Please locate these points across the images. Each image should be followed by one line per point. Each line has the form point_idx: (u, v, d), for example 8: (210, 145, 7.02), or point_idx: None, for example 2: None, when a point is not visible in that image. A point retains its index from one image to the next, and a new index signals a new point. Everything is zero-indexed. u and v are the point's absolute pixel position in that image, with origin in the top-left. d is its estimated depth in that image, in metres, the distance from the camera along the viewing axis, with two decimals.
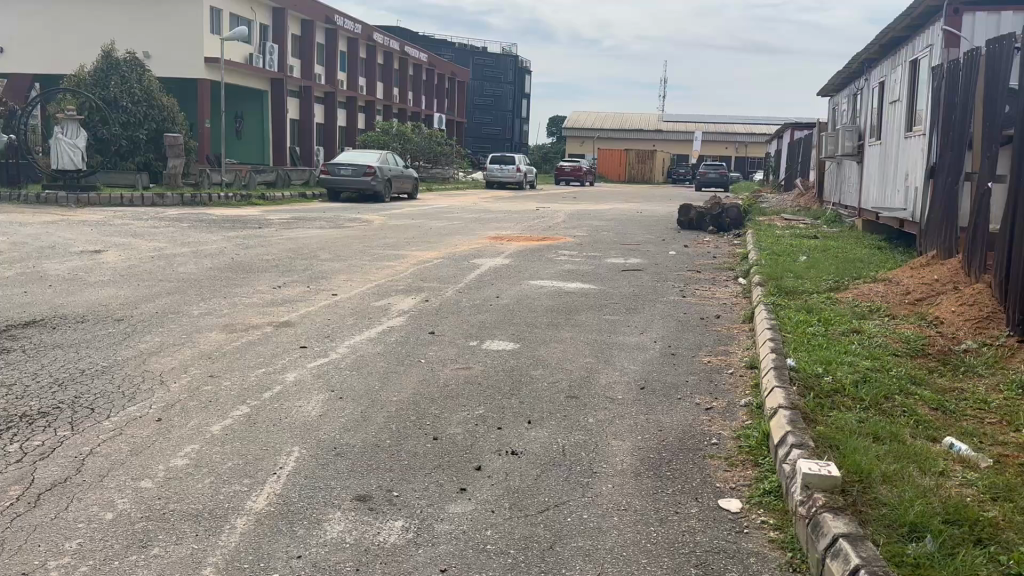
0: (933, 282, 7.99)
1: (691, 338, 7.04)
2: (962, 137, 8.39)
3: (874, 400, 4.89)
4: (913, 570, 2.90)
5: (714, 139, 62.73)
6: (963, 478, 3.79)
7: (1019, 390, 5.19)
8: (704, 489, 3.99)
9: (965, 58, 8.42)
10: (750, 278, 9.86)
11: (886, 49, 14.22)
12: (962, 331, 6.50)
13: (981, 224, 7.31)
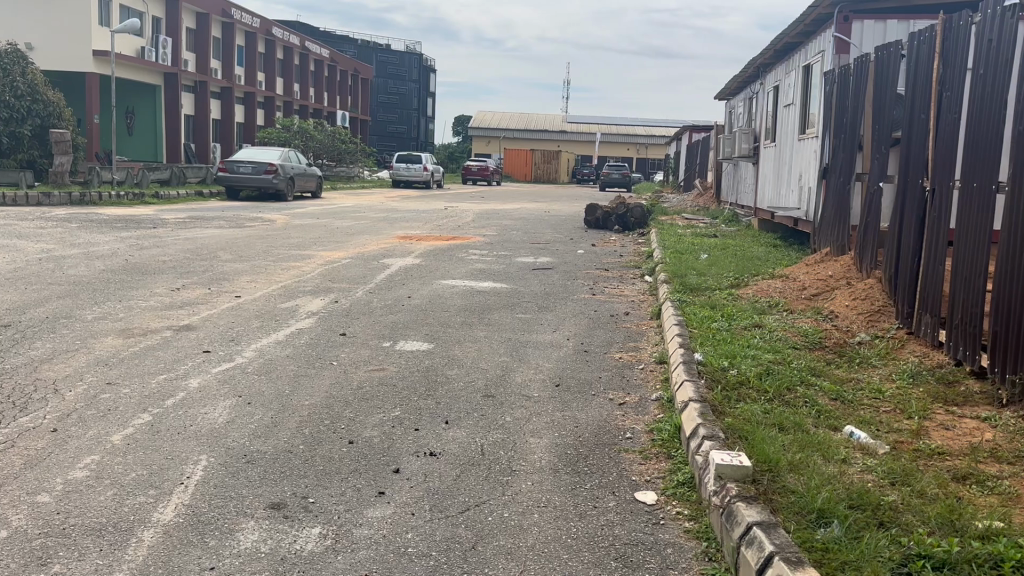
0: (827, 278, 8.38)
1: (602, 335, 7.15)
2: (853, 139, 8.82)
3: (778, 391, 5.08)
4: (823, 555, 3.02)
5: (617, 140, 64.03)
6: (864, 464, 3.99)
7: (909, 379, 5.50)
8: (621, 483, 4.06)
9: (855, 64, 8.85)
10: (656, 275, 10.09)
11: (780, 55, 14.77)
12: (855, 324, 6.83)
13: (872, 222, 7.70)
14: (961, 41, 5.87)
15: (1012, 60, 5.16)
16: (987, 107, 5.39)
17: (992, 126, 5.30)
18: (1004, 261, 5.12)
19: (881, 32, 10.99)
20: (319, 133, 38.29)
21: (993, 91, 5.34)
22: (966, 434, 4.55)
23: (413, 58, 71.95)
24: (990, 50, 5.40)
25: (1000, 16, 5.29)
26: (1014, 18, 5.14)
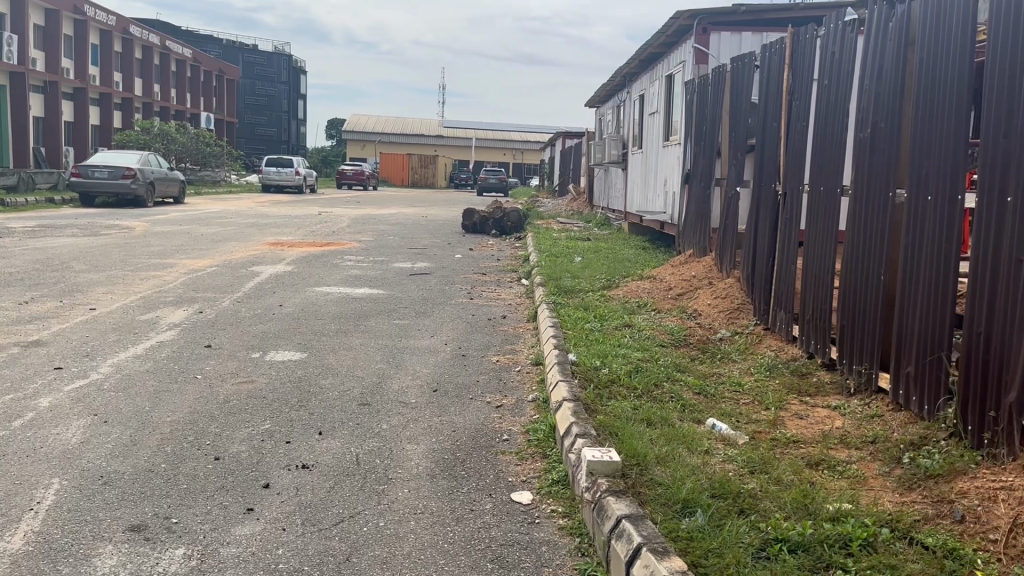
0: (691, 278, 8.75)
1: (479, 339, 7.18)
2: (712, 146, 9.24)
3: (646, 387, 5.26)
4: (687, 543, 3.15)
5: (493, 145, 64.57)
6: (726, 454, 4.18)
7: (767, 372, 5.81)
8: (497, 485, 4.08)
9: (713, 74, 9.30)
10: (532, 278, 10.24)
11: (644, 65, 15.32)
12: (717, 321, 7.17)
13: (731, 224, 8.10)
14: (807, 54, 6.27)
15: (852, 72, 5.56)
16: (831, 116, 5.78)
17: (835, 134, 5.68)
18: (849, 260, 5.50)
19: (736, 43, 11.63)
20: (182, 136, 36.68)
21: (836, 100, 5.73)
22: (817, 422, 4.85)
23: (282, 60, 70.11)
24: (833, 63, 5.79)
25: (841, 31, 5.69)
26: (853, 33, 5.53)
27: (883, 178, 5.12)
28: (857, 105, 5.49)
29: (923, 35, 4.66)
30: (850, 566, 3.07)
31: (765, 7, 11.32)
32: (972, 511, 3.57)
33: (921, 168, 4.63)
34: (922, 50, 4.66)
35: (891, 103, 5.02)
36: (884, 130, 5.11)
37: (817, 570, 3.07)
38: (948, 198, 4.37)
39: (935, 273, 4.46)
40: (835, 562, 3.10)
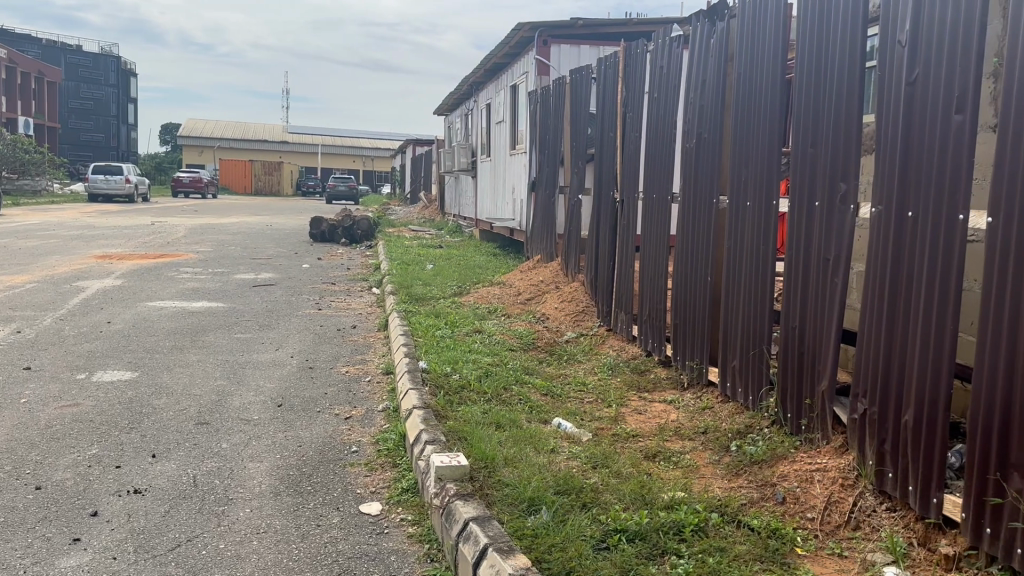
0: (539, 283, 8.97)
1: (327, 350, 7.06)
2: (555, 155, 9.51)
3: (495, 391, 5.34)
4: (532, 540, 3.24)
5: (342, 152, 63.48)
6: (570, 452, 4.33)
7: (609, 371, 6.06)
8: (344, 498, 4.03)
9: (553, 85, 9.57)
10: (382, 287, 10.15)
11: (489, 75, 15.58)
12: (564, 324, 7.40)
13: (574, 230, 8.38)
14: (639, 67, 6.58)
15: (678, 85, 5.89)
16: (661, 127, 6.10)
17: (665, 143, 6.00)
18: (680, 263, 5.83)
19: (576, 55, 12.02)
20: None
21: (665, 112, 6.05)
22: (655, 416, 5.11)
23: (110, 61, 65.97)
24: (662, 76, 6.11)
25: (668, 46, 6.01)
26: (679, 48, 5.86)
27: (709, 186, 5.45)
28: (684, 116, 5.83)
29: (741, 52, 5.01)
30: (684, 551, 3.26)
31: (601, 21, 11.75)
32: (792, 492, 3.90)
33: (742, 176, 4.97)
34: (740, 66, 5.01)
35: (713, 115, 5.37)
36: (708, 140, 5.45)
37: (654, 556, 3.24)
38: (765, 203, 4.72)
39: (755, 272, 4.80)
40: (669, 548, 3.28)
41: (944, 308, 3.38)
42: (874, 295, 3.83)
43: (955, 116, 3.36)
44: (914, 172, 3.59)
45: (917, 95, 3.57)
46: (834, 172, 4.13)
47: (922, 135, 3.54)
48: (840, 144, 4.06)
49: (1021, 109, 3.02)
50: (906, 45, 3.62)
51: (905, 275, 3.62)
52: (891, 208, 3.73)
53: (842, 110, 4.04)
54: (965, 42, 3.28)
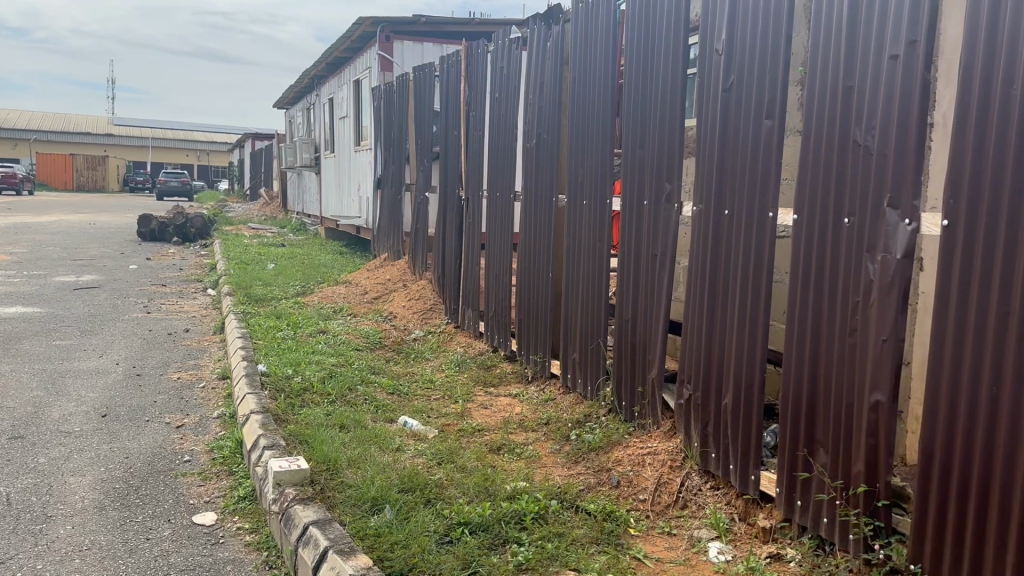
0: (385, 282, 8.90)
1: (158, 356, 6.70)
2: (399, 153, 9.45)
3: (339, 392, 5.26)
4: (375, 540, 3.23)
5: (176, 147, 60.19)
6: (415, 449, 4.35)
7: (456, 367, 6.11)
8: (177, 509, 3.86)
9: (397, 82, 9.50)
10: (219, 288, 9.74)
11: (330, 69, 15.26)
12: (411, 322, 7.39)
13: (420, 228, 8.39)
14: (479, 67, 6.64)
15: (518, 86, 5.99)
16: (502, 126, 6.19)
17: (506, 143, 6.10)
18: (524, 259, 5.97)
19: (419, 51, 12.00)
20: None
21: (506, 112, 6.14)
22: (500, 410, 5.21)
23: None
24: (502, 76, 6.19)
25: (508, 47, 6.09)
26: (518, 49, 5.95)
27: (549, 184, 5.59)
28: (524, 117, 5.94)
29: (576, 55, 5.16)
30: (524, 539, 3.36)
31: (444, 19, 11.78)
32: (625, 476, 4.09)
33: (579, 175, 5.15)
34: (576, 69, 5.17)
35: (551, 115, 5.51)
36: (547, 140, 5.59)
37: (495, 546, 3.31)
38: (600, 202, 4.92)
39: (592, 268, 4.99)
40: (511, 537, 3.36)
41: (757, 298, 3.66)
42: (698, 288, 4.10)
43: (766, 120, 3.63)
44: (731, 173, 3.86)
45: (733, 101, 3.83)
46: (660, 172, 4.36)
47: (739, 138, 3.80)
48: (666, 145, 4.28)
49: (820, 115, 3.35)
50: (724, 53, 3.87)
51: (723, 269, 3.90)
52: (711, 206, 4.00)
53: (668, 113, 4.26)
54: (773, 52, 3.55)
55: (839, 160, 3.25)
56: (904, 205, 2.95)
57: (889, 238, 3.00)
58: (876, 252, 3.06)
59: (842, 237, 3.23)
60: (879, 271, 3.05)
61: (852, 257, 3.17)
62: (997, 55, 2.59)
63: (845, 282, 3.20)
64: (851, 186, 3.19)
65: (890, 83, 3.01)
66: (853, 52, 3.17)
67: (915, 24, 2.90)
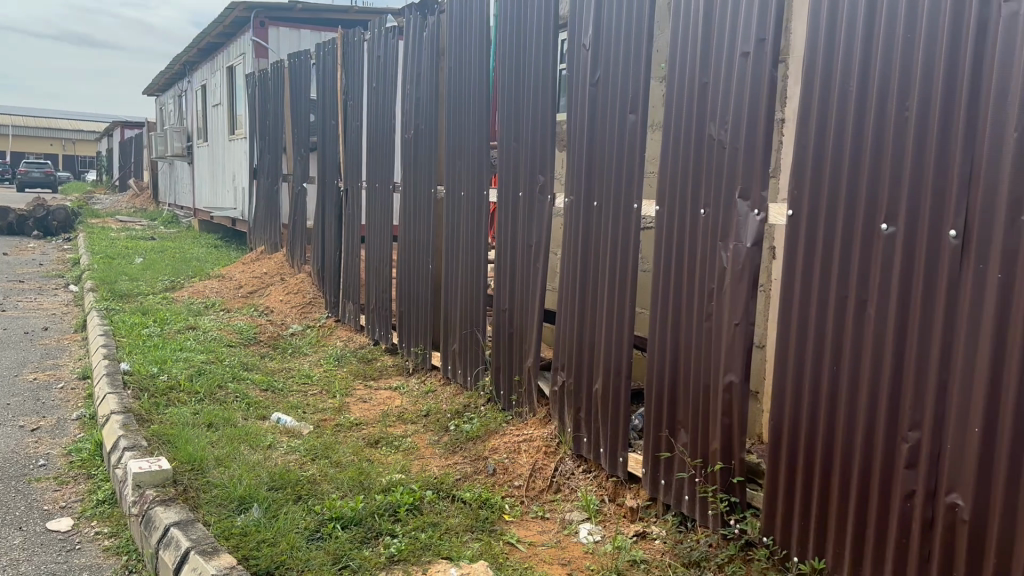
0: (261, 275, 8.67)
1: (11, 356, 6.29)
2: (275, 143, 9.20)
3: (208, 390, 5.09)
4: (240, 539, 3.16)
5: (37, 135, 56.48)
6: (288, 446, 4.26)
7: (334, 361, 6.02)
8: (29, 516, 3.65)
9: (271, 70, 9.23)
10: (81, 285, 9.22)
11: (203, 55, 14.67)
12: (290, 316, 7.23)
13: (298, 220, 8.20)
14: (355, 55, 6.52)
15: (394, 76, 5.92)
16: (379, 116, 6.12)
17: (384, 134, 6.02)
18: (403, 251, 5.93)
19: (296, 38, 11.71)
20: None
21: (383, 102, 6.07)
22: (379, 404, 5.18)
23: None
24: (378, 66, 6.09)
25: (383, 37, 6.01)
26: (394, 38, 5.87)
27: (426, 176, 5.56)
28: (401, 107, 5.88)
29: (451, 47, 5.14)
30: (397, 530, 3.35)
31: (321, 6, 11.54)
32: (501, 464, 4.15)
33: (455, 168, 5.14)
34: (450, 61, 5.15)
35: (427, 106, 5.48)
36: (423, 131, 5.55)
37: (368, 540, 3.29)
38: (476, 193, 4.93)
39: (469, 259, 5.00)
40: (383, 530, 3.35)
41: (624, 287, 3.77)
42: (570, 277, 4.20)
43: (630, 115, 3.73)
44: (599, 166, 3.95)
45: (601, 95, 3.92)
46: (533, 164, 4.40)
47: (606, 131, 3.90)
48: (538, 137, 4.33)
49: (680, 109, 3.48)
50: (590, 48, 3.96)
51: (593, 259, 4.01)
52: (581, 197, 4.09)
53: (539, 107, 4.31)
54: (636, 48, 3.64)
55: (697, 153, 3.39)
56: (754, 196, 3.11)
57: (740, 227, 3.16)
58: (729, 241, 3.22)
59: (700, 227, 3.38)
60: (732, 259, 3.21)
61: (709, 247, 3.33)
62: (836, 55, 2.76)
63: (703, 270, 3.36)
64: (708, 178, 3.34)
65: (741, 80, 3.15)
66: (708, 50, 3.31)
67: (763, 22, 3.04)
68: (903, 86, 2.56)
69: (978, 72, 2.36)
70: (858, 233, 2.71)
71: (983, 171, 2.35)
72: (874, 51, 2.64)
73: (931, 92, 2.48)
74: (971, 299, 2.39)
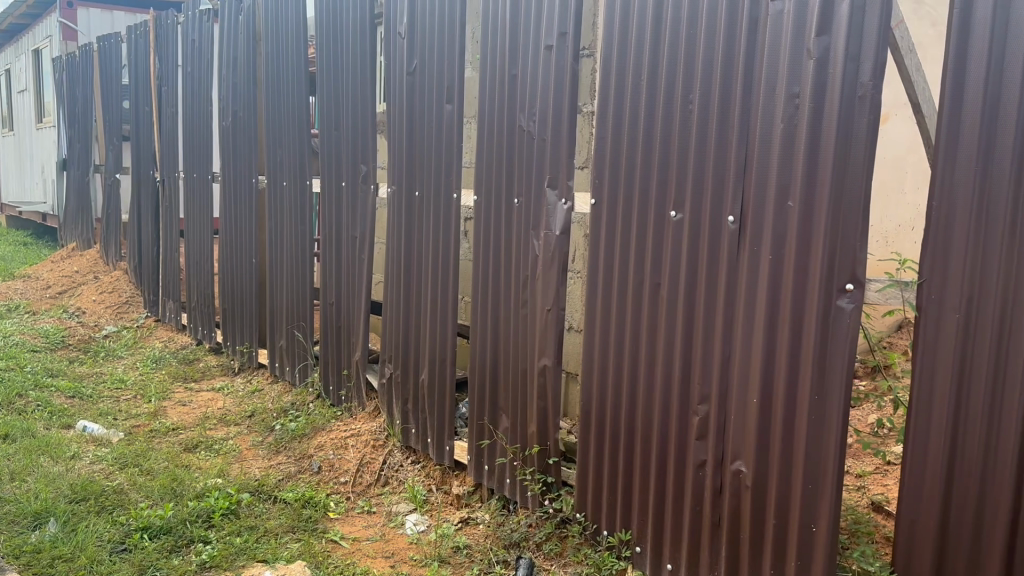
0: (73, 274, 8.10)
1: None
2: (86, 131, 8.59)
3: (5, 399, 4.70)
4: (32, 557, 2.96)
5: None
6: (95, 455, 4.01)
7: (152, 364, 5.72)
8: None
9: (80, 53, 8.61)
10: None
11: (4, 36, 13.50)
12: (104, 318, 6.80)
13: (112, 213, 7.71)
14: (169, 39, 6.18)
15: (211, 62, 5.65)
16: (196, 103, 5.83)
17: (200, 122, 5.75)
18: (226, 244, 5.69)
19: (108, 20, 11.01)
20: None
21: (200, 89, 5.79)
22: (199, 406, 4.96)
23: None
24: (194, 51, 5.81)
25: (198, 20, 5.72)
26: (209, 22, 5.61)
27: (247, 166, 5.36)
28: (218, 94, 5.63)
29: (267, 32, 4.96)
30: (210, 536, 3.24)
31: None
32: (326, 461, 4.10)
33: (276, 157, 4.98)
34: (267, 48, 4.97)
35: (245, 93, 5.27)
36: (242, 119, 5.34)
37: (178, 548, 3.16)
38: (299, 183, 4.79)
39: (293, 252, 4.86)
40: (195, 537, 3.23)
41: (446, 277, 3.78)
42: (394, 269, 4.17)
43: (447, 105, 3.73)
44: (419, 156, 3.95)
45: (417, 84, 3.91)
46: (354, 153, 4.33)
47: (424, 121, 3.89)
48: (358, 126, 4.26)
49: (492, 100, 3.53)
50: (405, 36, 3.94)
51: (416, 250, 4.00)
52: (402, 187, 4.07)
53: (358, 96, 4.24)
54: (450, 36, 3.65)
55: (510, 143, 3.45)
56: (561, 186, 3.20)
57: (549, 215, 3.25)
58: (541, 229, 3.30)
59: (514, 215, 3.45)
60: (543, 246, 3.29)
61: (523, 235, 3.40)
62: (629, 50, 2.90)
63: (518, 258, 3.43)
64: (520, 169, 3.40)
65: (546, 71, 3.23)
66: (516, 41, 3.37)
67: (564, 17, 3.13)
68: (687, 81, 2.71)
69: (751, 67, 2.53)
70: (652, 220, 2.85)
71: (754, 160, 2.53)
72: (663, 47, 2.78)
73: (711, 87, 2.64)
74: (747, 279, 2.57)
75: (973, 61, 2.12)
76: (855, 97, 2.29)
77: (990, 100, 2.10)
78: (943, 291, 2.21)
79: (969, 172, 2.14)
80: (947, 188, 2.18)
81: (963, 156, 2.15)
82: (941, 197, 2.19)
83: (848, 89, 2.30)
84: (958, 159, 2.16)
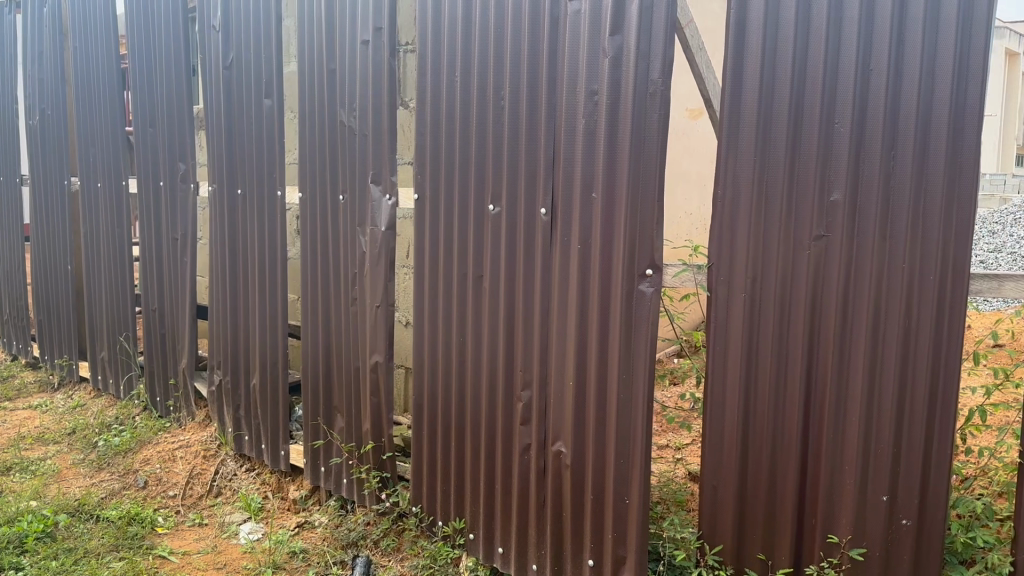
0: None
1: None
2: None
3: None
4: None
5: None
6: None
7: None
8: None
9: None
10: None
11: None
12: None
13: None
14: None
15: (13, 56, 5.27)
16: None
17: (5, 121, 5.35)
18: (38, 252, 5.32)
19: None
20: None
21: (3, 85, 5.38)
22: (14, 426, 4.65)
23: None
24: None
25: None
26: (9, 13, 5.22)
27: (58, 168, 5.04)
28: (23, 91, 5.25)
29: (74, 24, 4.67)
30: (22, 563, 3.06)
31: None
32: (153, 475, 3.93)
33: (89, 158, 4.71)
34: (74, 41, 4.68)
35: (54, 89, 4.94)
36: (51, 117, 5.01)
37: None
38: (114, 184, 4.55)
39: (112, 258, 4.63)
40: (6, 565, 3.04)
41: (274, 278, 3.70)
42: (219, 272, 4.04)
43: (266, 101, 3.65)
44: (240, 153, 3.83)
45: (236, 80, 3.80)
46: (173, 152, 4.15)
47: (243, 118, 3.79)
48: (175, 123, 4.10)
49: (313, 95, 3.48)
50: (220, 30, 3.81)
51: (241, 251, 3.90)
52: (224, 187, 3.94)
53: (175, 92, 4.07)
54: (266, 30, 3.58)
55: (331, 139, 3.41)
56: (384, 181, 3.20)
57: (374, 211, 3.23)
58: (366, 226, 3.29)
59: (339, 212, 3.42)
60: (369, 243, 3.28)
61: (348, 233, 3.38)
62: (442, 46, 2.93)
63: (345, 255, 3.41)
64: (343, 165, 3.38)
65: (364, 66, 3.21)
66: (333, 37, 3.34)
67: (379, 13, 3.13)
68: (497, 78, 2.76)
69: (554, 63, 2.62)
70: (471, 214, 2.90)
71: (562, 153, 2.63)
72: (473, 42, 2.83)
73: (519, 85, 2.72)
74: (560, 268, 2.67)
75: (749, 59, 2.27)
76: (647, 94, 2.42)
77: (764, 96, 2.25)
78: (730, 274, 2.37)
79: (749, 162, 2.30)
80: (732, 178, 2.33)
81: (743, 148, 2.30)
82: (727, 186, 2.34)
83: (640, 85, 2.42)
84: (740, 151, 2.31)
